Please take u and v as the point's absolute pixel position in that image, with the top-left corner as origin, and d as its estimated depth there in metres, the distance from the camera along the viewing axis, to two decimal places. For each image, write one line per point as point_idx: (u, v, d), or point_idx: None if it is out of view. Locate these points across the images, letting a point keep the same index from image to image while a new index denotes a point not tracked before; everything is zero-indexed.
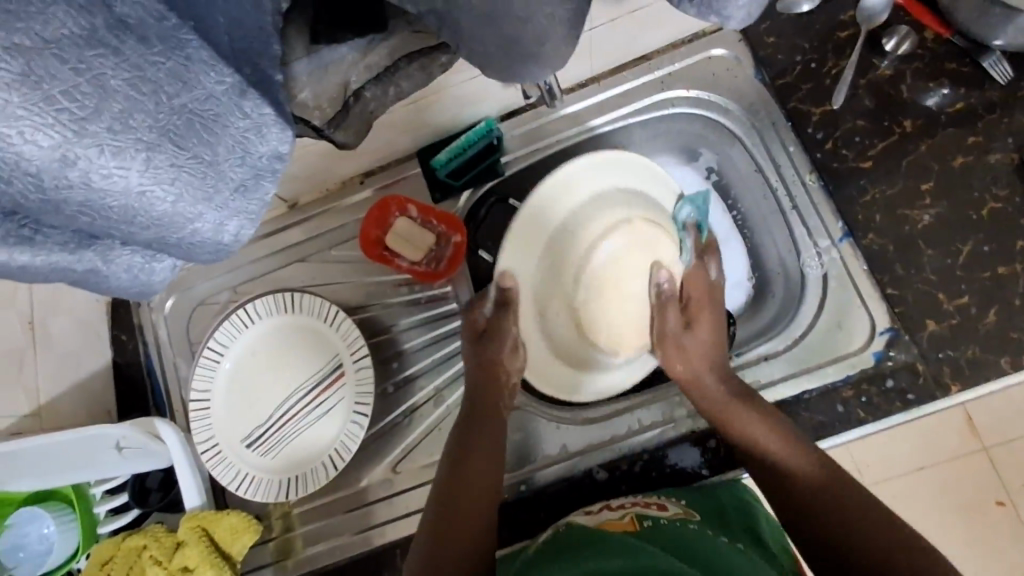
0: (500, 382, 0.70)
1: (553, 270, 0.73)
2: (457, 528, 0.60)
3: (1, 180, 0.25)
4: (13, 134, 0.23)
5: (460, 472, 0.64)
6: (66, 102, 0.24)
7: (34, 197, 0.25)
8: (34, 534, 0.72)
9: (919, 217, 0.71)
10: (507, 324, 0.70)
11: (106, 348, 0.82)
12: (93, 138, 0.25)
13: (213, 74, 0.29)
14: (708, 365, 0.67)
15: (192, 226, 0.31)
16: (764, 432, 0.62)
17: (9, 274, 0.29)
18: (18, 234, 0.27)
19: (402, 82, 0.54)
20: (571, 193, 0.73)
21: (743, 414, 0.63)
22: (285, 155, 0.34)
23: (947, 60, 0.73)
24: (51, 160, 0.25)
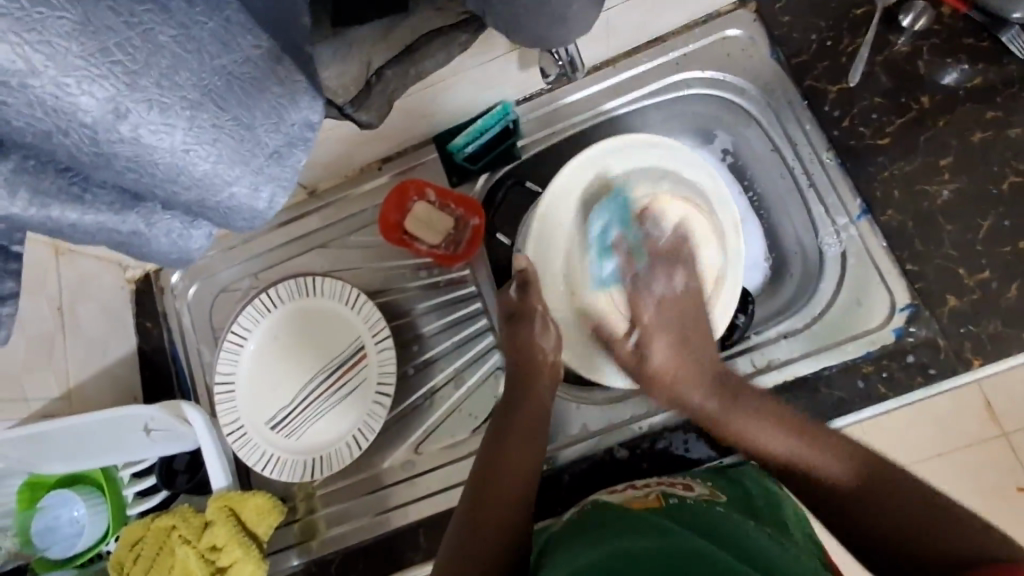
0: (536, 362, 0.71)
1: (578, 247, 0.78)
2: (495, 509, 0.62)
3: (59, 131, 0.26)
4: (72, 84, 0.25)
5: (497, 458, 0.66)
6: (120, 55, 0.25)
7: (87, 149, 0.26)
8: (65, 516, 0.74)
9: (939, 192, 0.70)
10: (533, 304, 0.73)
11: (131, 335, 0.83)
12: (144, 93, 0.26)
13: (251, 39, 0.31)
14: (691, 375, 0.68)
15: (229, 190, 0.32)
16: (773, 437, 0.61)
17: (59, 233, 0.30)
18: (68, 189, 0.29)
19: (426, 61, 0.55)
20: (582, 183, 0.77)
21: (747, 423, 0.63)
22: (315, 124, 0.35)
23: (964, 35, 0.72)
24: (105, 112, 0.26)
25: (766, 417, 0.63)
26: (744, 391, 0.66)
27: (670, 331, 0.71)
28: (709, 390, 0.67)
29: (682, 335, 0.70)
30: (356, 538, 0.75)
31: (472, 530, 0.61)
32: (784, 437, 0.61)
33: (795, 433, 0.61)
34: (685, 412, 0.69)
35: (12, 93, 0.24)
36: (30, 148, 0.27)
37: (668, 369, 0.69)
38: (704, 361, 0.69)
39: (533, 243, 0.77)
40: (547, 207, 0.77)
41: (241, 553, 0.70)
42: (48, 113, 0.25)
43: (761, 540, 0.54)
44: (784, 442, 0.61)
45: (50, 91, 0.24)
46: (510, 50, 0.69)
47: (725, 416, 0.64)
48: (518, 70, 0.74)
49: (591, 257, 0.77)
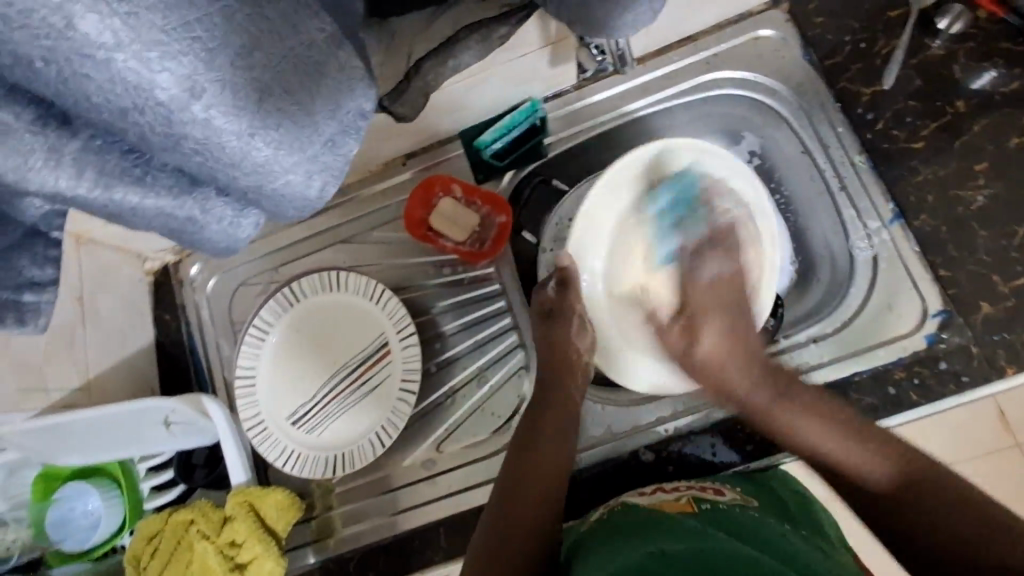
0: (568, 362, 0.70)
1: (617, 245, 0.76)
2: (523, 509, 0.61)
3: (135, 109, 0.26)
4: (152, 60, 0.25)
5: (525, 459, 0.65)
6: (200, 31, 0.25)
7: (160, 130, 0.27)
8: (80, 509, 0.73)
9: (973, 197, 0.69)
10: (572, 302, 0.72)
11: (150, 327, 0.82)
12: (219, 71, 0.26)
13: (316, 22, 0.30)
14: (741, 367, 0.66)
15: (285, 177, 0.31)
16: (821, 434, 0.60)
17: (118, 215, 0.31)
18: (131, 171, 0.29)
19: (460, 55, 0.53)
20: (630, 181, 0.74)
21: (795, 414, 0.62)
22: (368, 113, 0.34)
23: (1001, 39, 0.71)
24: (180, 91, 0.26)
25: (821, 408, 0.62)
26: (796, 383, 0.64)
27: (715, 324, 0.68)
28: (757, 383, 0.64)
29: (732, 334, 0.67)
30: (375, 536, 0.74)
31: (502, 532, 0.60)
32: (813, 418, 0.61)
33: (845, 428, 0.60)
34: (729, 402, 0.66)
35: (96, 66, 0.24)
36: (97, 127, 0.27)
37: (718, 361, 0.67)
38: (752, 357, 0.66)
39: (577, 238, 0.74)
40: (592, 211, 0.73)
41: (262, 549, 0.69)
42: (128, 91, 0.25)
43: (797, 545, 0.53)
44: (841, 437, 0.60)
45: (132, 66, 0.25)
46: (543, 45, 0.68)
47: (773, 403, 0.63)
48: (550, 65, 0.73)
49: (628, 255, 0.76)
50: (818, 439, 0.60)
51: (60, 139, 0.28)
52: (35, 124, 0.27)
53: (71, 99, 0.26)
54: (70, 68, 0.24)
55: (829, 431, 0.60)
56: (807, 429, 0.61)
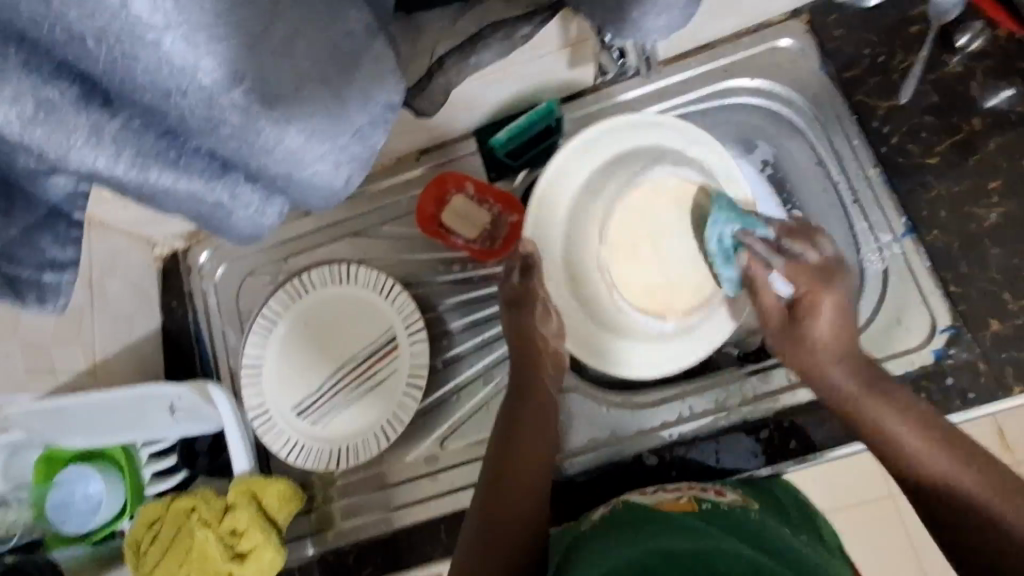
0: (536, 351, 0.70)
1: (577, 224, 0.71)
2: (510, 502, 0.62)
3: (178, 92, 0.26)
4: (197, 45, 0.25)
5: (512, 449, 0.65)
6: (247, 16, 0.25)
7: (200, 114, 0.27)
8: (80, 492, 0.73)
9: (986, 215, 0.69)
10: (534, 290, 0.71)
11: (156, 313, 0.82)
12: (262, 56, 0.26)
13: (354, 12, 0.30)
14: (834, 357, 0.61)
15: (314, 167, 0.31)
16: (898, 423, 0.57)
17: (150, 196, 0.31)
18: (167, 153, 0.30)
19: (481, 51, 0.53)
20: (583, 162, 0.72)
21: (882, 412, 0.58)
22: (396, 106, 0.34)
23: (1020, 59, 0.71)
24: (223, 77, 0.26)
25: (901, 411, 0.58)
26: (892, 383, 0.60)
27: (833, 299, 0.62)
28: (852, 374, 0.61)
29: (842, 305, 0.62)
30: (375, 530, 0.74)
31: (488, 528, 0.61)
32: (911, 425, 0.57)
33: (917, 419, 0.57)
34: (820, 395, 0.63)
35: (144, 47, 0.24)
36: (137, 108, 0.27)
37: (823, 339, 0.62)
38: (849, 343, 0.62)
39: (533, 216, 0.72)
40: (544, 189, 0.72)
41: (262, 538, 0.69)
42: (173, 74, 0.25)
43: (797, 548, 0.54)
44: (915, 425, 0.57)
45: (180, 48, 0.25)
46: (563, 46, 0.68)
47: (862, 392, 0.59)
48: (568, 67, 0.73)
49: (586, 233, 0.70)
50: (893, 429, 0.57)
51: (100, 118, 0.28)
52: (78, 102, 0.27)
53: (115, 80, 0.25)
54: (120, 49, 0.24)
55: (905, 422, 0.57)
56: (888, 414, 0.58)
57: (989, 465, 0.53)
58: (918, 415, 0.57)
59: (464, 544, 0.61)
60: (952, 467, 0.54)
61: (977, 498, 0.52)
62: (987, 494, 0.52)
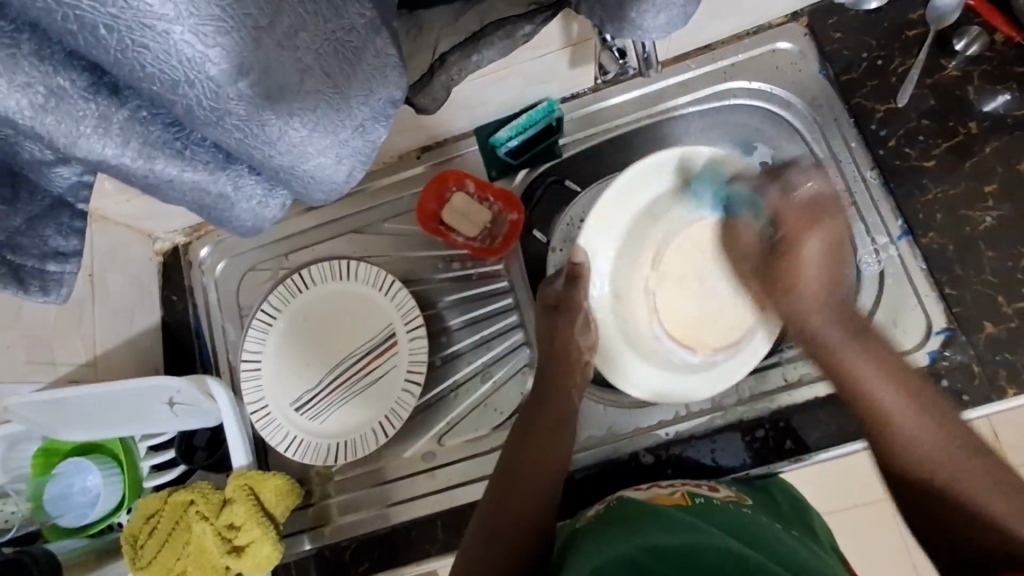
0: (572, 357, 0.71)
1: (627, 250, 0.75)
2: (523, 496, 0.63)
3: (184, 82, 0.26)
4: (205, 36, 0.25)
5: (522, 451, 0.66)
6: (253, 9, 0.26)
7: (205, 105, 0.27)
8: (78, 485, 0.74)
9: (982, 218, 0.70)
10: (580, 299, 0.71)
11: (156, 308, 0.83)
12: (267, 49, 0.27)
13: (357, 7, 0.30)
14: (820, 299, 0.64)
15: (316, 159, 0.32)
16: (871, 373, 0.59)
17: (154, 186, 0.31)
18: (171, 144, 0.30)
19: (483, 49, 0.53)
20: (645, 186, 0.73)
21: (856, 359, 0.60)
22: (398, 102, 0.34)
23: (1017, 64, 0.72)
24: (229, 68, 0.26)
25: (874, 360, 0.60)
26: (871, 331, 0.62)
27: (822, 233, 0.65)
28: (834, 322, 0.63)
29: (828, 254, 0.65)
30: (371, 526, 0.74)
31: (493, 527, 0.62)
32: (884, 376, 0.59)
33: (891, 371, 0.59)
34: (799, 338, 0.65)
35: (154, 38, 0.25)
36: (144, 98, 0.28)
37: (808, 280, 0.65)
38: (835, 290, 0.65)
39: (587, 234, 0.73)
40: (603, 212, 0.73)
41: (259, 532, 0.69)
42: (179, 64, 0.26)
43: (788, 542, 0.54)
44: (895, 379, 0.58)
45: (188, 39, 0.25)
46: (564, 46, 0.69)
47: (843, 341, 0.61)
48: (569, 67, 0.73)
49: (635, 258, 0.75)
50: (864, 376, 0.59)
51: (108, 108, 0.28)
52: (87, 90, 0.27)
53: (124, 68, 0.26)
54: (128, 38, 0.25)
55: (878, 372, 0.59)
56: (863, 365, 0.59)
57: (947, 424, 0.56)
58: (893, 367, 0.59)
59: (474, 529, 0.63)
60: (919, 427, 0.56)
61: (934, 454, 0.54)
62: (956, 455, 0.54)
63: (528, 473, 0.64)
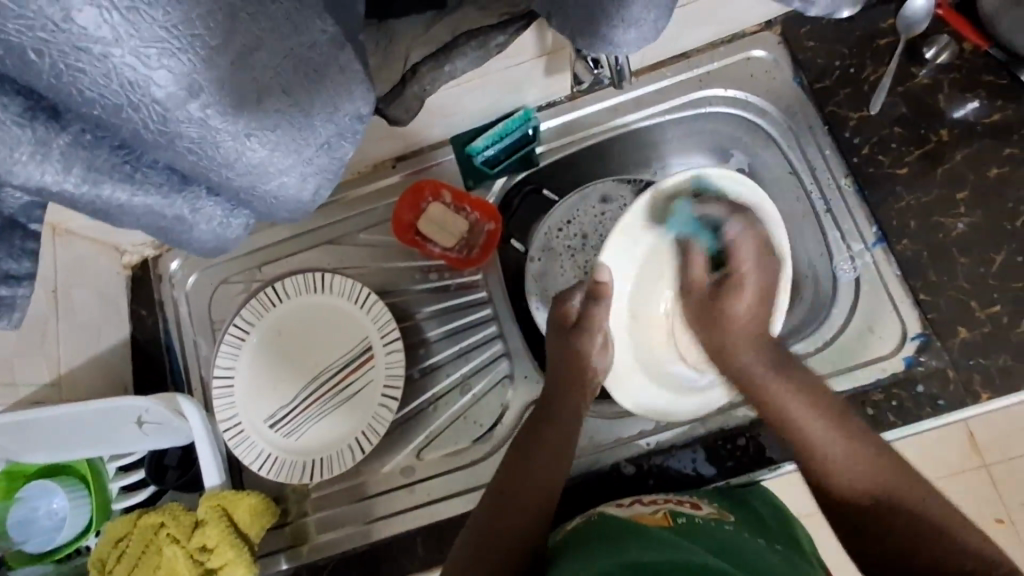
0: (584, 377, 0.69)
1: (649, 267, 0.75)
2: (514, 515, 0.61)
3: (130, 106, 0.25)
4: (149, 56, 0.24)
5: (527, 470, 0.64)
6: (201, 29, 0.25)
7: (154, 128, 0.26)
8: (44, 508, 0.71)
9: (954, 224, 0.71)
10: (596, 317, 0.70)
11: (125, 323, 0.80)
12: (217, 70, 0.26)
13: (319, 23, 0.29)
14: (746, 336, 0.66)
15: (278, 179, 0.31)
16: (804, 410, 0.61)
17: (105, 213, 0.30)
18: (120, 168, 0.29)
19: (456, 60, 0.52)
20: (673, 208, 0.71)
21: (787, 400, 0.62)
22: (366, 117, 0.33)
23: (984, 72, 0.73)
24: (178, 89, 0.25)
25: (803, 395, 0.62)
26: (799, 369, 0.64)
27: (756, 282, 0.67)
28: (760, 354, 0.66)
29: (762, 295, 0.66)
30: (351, 544, 0.73)
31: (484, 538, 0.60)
32: (813, 412, 0.61)
33: (823, 406, 0.61)
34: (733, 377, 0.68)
35: (92, 61, 0.24)
36: (88, 122, 0.27)
37: (741, 320, 0.67)
38: (759, 331, 0.67)
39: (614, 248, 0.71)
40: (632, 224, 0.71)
41: (232, 555, 0.67)
42: (122, 87, 0.25)
43: (769, 560, 0.54)
44: (820, 413, 0.61)
45: (129, 61, 0.24)
46: (540, 55, 0.68)
47: (771, 377, 0.64)
48: (545, 75, 0.73)
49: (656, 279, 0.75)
50: (801, 415, 0.61)
51: (48, 133, 0.27)
52: (23, 116, 0.26)
53: (61, 92, 0.25)
54: (64, 61, 0.24)
55: (811, 410, 0.61)
56: (791, 405, 0.61)
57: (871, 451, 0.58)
58: (823, 404, 0.61)
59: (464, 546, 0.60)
60: (852, 463, 0.57)
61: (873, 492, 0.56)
62: (893, 491, 0.55)
63: (518, 490, 0.62)
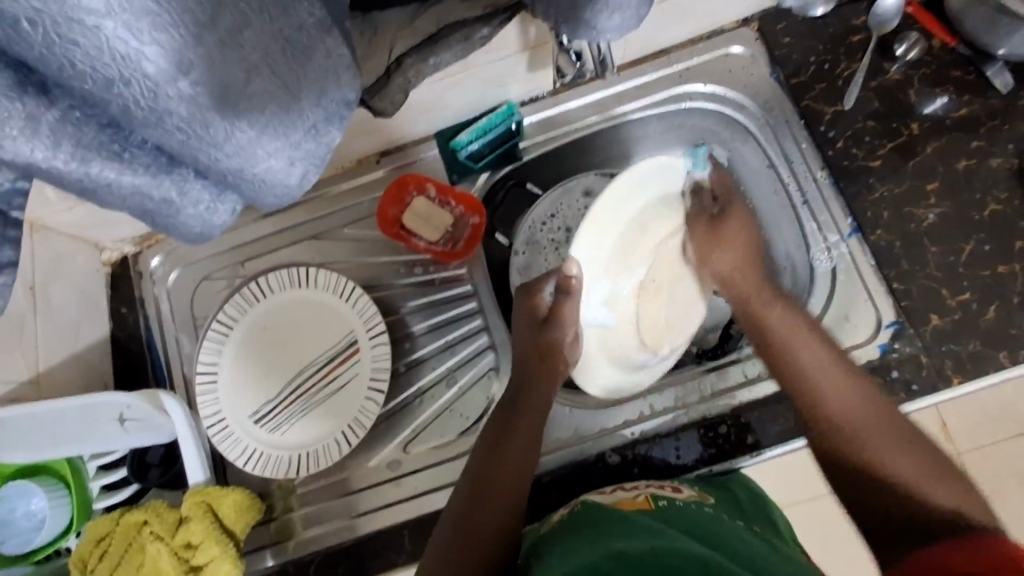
0: (552, 367, 0.70)
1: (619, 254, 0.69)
2: (488, 515, 0.61)
3: (121, 80, 0.25)
4: (140, 31, 0.24)
5: (495, 454, 0.65)
6: (192, 4, 0.25)
7: (144, 104, 0.26)
8: (21, 510, 0.69)
9: (925, 215, 0.73)
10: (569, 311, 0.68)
11: (105, 320, 0.79)
12: (209, 46, 0.26)
13: (306, 7, 0.30)
14: (759, 287, 0.68)
15: (266, 162, 0.31)
16: (821, 361, 0.61)
17: (92, 193, 0.30)
18: (108, 146, 0.29)
19: (441, 52, 0.53)
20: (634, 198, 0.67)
21: (799, 348, 0.63)
22: (352, 104, 0.34)
23: (952, 68, 0.76)
24: (169, 65, 0.26)
25: (828, 352, 0.62)
26: (810, 321, 0.65)
27: (742, 236, 0.69)
28: (781, 311, 0.66)
29: (747, 258, 0.69)
30: (337, 539, 0.72)
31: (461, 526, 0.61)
32: (840, 370, 0.61)
33: (836, 360, 0.61)
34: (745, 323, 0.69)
35: (84, 32, 0.24)
36: (78, 97, 0.27)
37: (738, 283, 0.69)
38: (770, 292, 0.68)
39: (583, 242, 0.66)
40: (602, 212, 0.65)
41: (218, 550, 0.67)
42: (113, 61, 0.25)
43: (751, 544, 0.55)
44: (831, 373, 0.60)
45: (121, 34, 0.24)
46: (523, 49, 0.69)
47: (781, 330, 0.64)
48: (527, 69, 0.73)
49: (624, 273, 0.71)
50: (816, 368, 0.61)
51: (37, 108, 0.27)
52: (11, 90, 0.26)
53: (52, 65, 0.25)
54: (56, 31, 0.24)
55: (830, 364, 0.61)
56: (814, 364, 0.61)
57: (885, 407, 0.58)
58: (847, 365, 0.61)
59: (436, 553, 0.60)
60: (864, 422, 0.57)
61: (881, 449, 0.55)
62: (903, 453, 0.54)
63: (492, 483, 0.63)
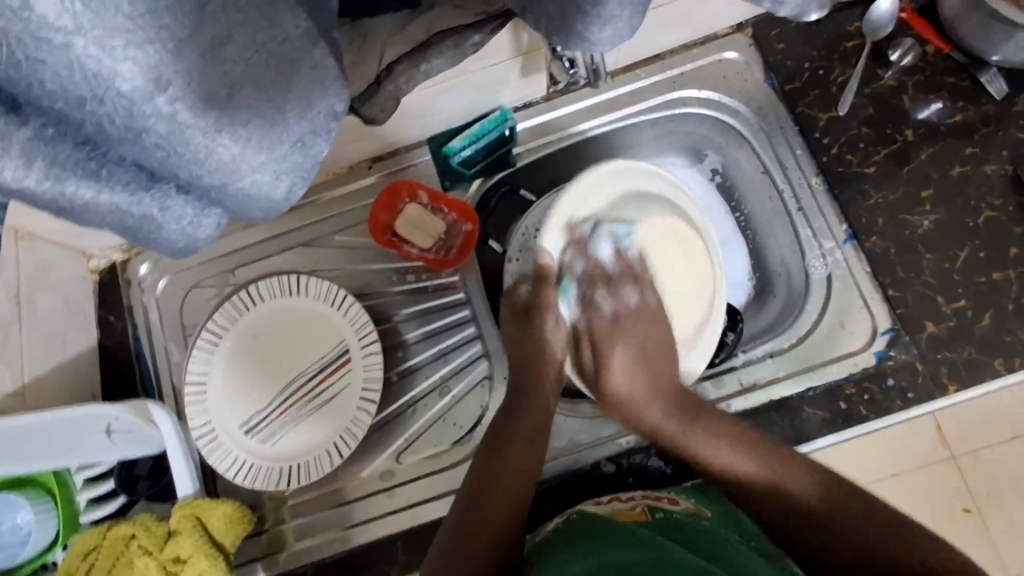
0: (544, 365, 0.68)
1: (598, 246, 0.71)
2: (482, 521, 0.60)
3: (95, 99, 0.25)
4: (113, 49, 0.24)
5: (491, 468, 0.63)
6: (168, 19, 0.25)
7: (119, 122, 0.26)
8: (7, 524, 0.67)
9: (920, 221, 0.72)
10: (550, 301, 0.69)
11: (92, 329, 0.78)
12: (186, 62, 0.26)
13: (290, 17, 0.29)
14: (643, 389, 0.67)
15: (250, 177, 0.30)
16: (730, 454, 0.61)
17: (69, 212, 0.29)
18: (86, 165, 0.28)
19: (432, 59, 0.52)
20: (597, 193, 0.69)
21: (705, 445, 0.63)
22: (341, 114, 0.33)
23: (946, 74, 0.75)
24: (145, 83, 0.25)
25: (722, 438, 0.62)
26: (698, 409, 0.65)
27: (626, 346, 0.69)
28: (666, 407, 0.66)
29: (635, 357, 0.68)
30: (329, 551, 0.71)
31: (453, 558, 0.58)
32: (742, 456, 0.61)
33: (738, 444, 0.62)
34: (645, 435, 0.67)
35: (53, 52, 0.23)
36: (52, 116, 0.26)
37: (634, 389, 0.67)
38: (648, 386, 0.67)
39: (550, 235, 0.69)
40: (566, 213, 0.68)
41: (207, 565, 0.66)
42: (85, 80, 0.24)
43: (749, 556, 0.54)
44: (744, 460, 0.61)
45: (93, 52, 0.24)
46: (516, 55, 0.68)
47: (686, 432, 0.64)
48: (520, 75, 0.73)
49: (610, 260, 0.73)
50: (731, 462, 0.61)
51: (8, 126, 0.26)
52: None
53: (23, 84, 0.24)
54: (24, 52, 0.23)
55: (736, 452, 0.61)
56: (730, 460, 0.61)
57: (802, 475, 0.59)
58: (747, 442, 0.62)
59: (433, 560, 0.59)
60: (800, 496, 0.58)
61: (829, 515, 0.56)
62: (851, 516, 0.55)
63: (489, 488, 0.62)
